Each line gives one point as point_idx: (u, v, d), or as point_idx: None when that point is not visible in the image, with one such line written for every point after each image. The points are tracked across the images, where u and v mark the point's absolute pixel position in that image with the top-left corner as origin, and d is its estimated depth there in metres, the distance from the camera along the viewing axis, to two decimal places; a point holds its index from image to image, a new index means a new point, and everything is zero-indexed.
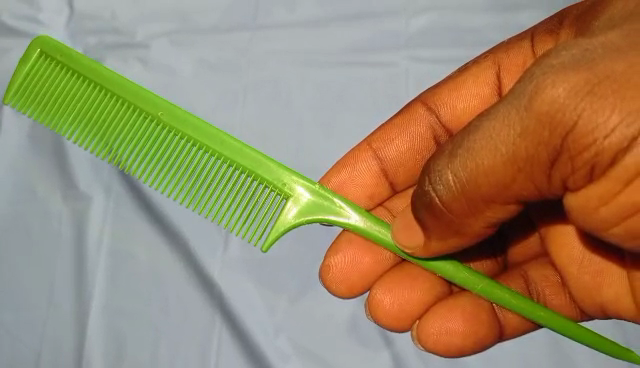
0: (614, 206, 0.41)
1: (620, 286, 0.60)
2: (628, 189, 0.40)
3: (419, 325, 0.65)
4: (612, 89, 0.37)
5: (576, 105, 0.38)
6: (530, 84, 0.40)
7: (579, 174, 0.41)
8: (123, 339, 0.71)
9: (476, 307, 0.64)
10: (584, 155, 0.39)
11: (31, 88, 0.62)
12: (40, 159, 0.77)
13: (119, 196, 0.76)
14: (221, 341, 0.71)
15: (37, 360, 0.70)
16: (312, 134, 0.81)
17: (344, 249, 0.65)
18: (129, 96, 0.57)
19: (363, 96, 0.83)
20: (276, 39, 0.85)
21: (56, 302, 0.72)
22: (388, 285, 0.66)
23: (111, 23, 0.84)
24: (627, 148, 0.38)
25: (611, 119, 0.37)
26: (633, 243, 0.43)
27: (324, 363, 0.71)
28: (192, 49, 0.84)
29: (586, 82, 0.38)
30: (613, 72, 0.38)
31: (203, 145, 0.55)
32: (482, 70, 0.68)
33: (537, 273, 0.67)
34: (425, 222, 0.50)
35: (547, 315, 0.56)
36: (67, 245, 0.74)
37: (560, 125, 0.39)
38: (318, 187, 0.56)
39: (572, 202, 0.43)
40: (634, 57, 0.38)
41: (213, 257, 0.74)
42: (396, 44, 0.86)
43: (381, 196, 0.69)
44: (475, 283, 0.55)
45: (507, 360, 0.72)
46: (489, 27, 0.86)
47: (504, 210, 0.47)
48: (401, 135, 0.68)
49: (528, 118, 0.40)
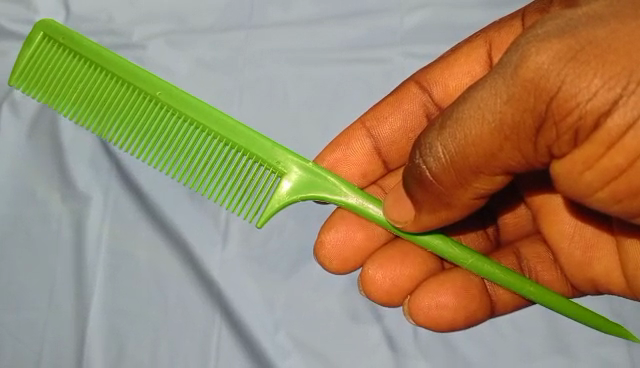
0: (596, 170, 0.42)
1: (609, 262, 0.63)
2: (610, 152, 0.41)
3: (410, 300, 0.67)
4: (593, 55, 0.39)
5: (559, 71, 0.40)
6: (516, 53, 0.42)
7: (563, 139, 0.42)
8: (123, 337, 0.71)
9: (466, 282, 0.66)
10: (568, 119, 0.41)
11: (34, 69, 0.62)
12: (39, 158, 0.78)
13: (117, 195, 0.77)
14: (221, 336, 0.72)
15: (38, 358, 0.70)
16: (309, 130, 0.82)
17: (337, 226, 0.68)
18: (128, 77, 0.58)
19: (359, 92, 0.84)
20: (272, 38, 0.85)
21: (55, 300, 0.72)
22: (381, 260, 0.68)
23: (108, 24, 0.85)
24: (609, 110, 0.39)
25: (593, 83, 0.39)
26: (617, 207, 0.45)
27: (324, 357, 0.71)
28: (189, 49, 0.85)
29: (569, 49, 0.40)
30: (593, 40, 0.40)
31: (200, 125, 0.57)
32: (472, 49, 0.70)
33: (528, 250, 0.69)
34: (416, 195, 0.51)
35: (538, 290, 0.57)
36: (65, 243, 0.74)
37: (545, 90, 0.40)
38: (311, 165, 0.57)
39: (557, 169, 0.44)
40: (616, 24, 0.40)
41: (211, 252, 0.75)
42: (391, 40, 0.87)
43: (376, 174, 0.72)
44: (466, 259, 0.57)
45: (504, 346, 0.72)
46: (482, 21, 0.87)
47: (492, 181, 0.48)
48: (394, 113, 0.70)
49: (514, 86, 0.42)
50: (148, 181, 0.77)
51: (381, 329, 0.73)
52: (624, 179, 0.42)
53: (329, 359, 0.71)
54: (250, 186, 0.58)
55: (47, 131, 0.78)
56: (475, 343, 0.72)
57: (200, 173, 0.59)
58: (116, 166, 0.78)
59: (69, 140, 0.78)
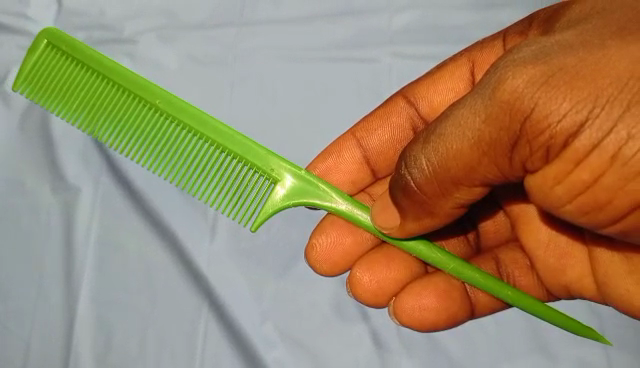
0: (566, 186, 0.44)
1: (581, 268, 0.65)
2: (577, 169, 0.43)
3: (395, 301, 0.69)
4: (564, 80, 0.41)
5: (532, 94, 0.41)
6: (494, 76, 0.44)
7: (536, 155, 0.44)
8: (110, 328, 0.72)
9: (448, 285, 0.68)
10: (540, 139, 0.42)
11: (40, 76, 0.65)
12: (30, 150, 0.78)
13: (107, 189, 0.78)
14: (208, 328, 0.73)
15: (27, 347, 0.71)
16: (297, 126, 0.83)
17: (326, 230, 0.69)
18: (128, 85, 0.60)
19: (347, 91, 0.85)
20: (261, 35, 0.87)
21: (44, 291, 0.73)
22: (367, 263, 0.69)
23: (100, 19, 0.86)
24: (576, 132, 0.41)
25: (562, 107, 0.41)
26: (584, 219, 0.47)
27: (308, 350, 0.73)
28: (180, 44, 0.86)
29: (543, 73, 0.42)
30: (563, 66, 0.42)
31: (196, 132, 0.58)
32: (456, 67, 0.72)
33: (507, 256, 0.72)
34: (401, 204, 0.54)
35: (515, 294, 0.59)
36: (56, 234, 0.75)
37: (519, 111, 0.42)
38: (303, 173, 0.59)
39: (532, 182, 0.47)
40: (583, 54, 0.42)
41: (199, 243, 0.76)
42: (379, 40, 0.88)
43: (364, 182, 0.73)
44: (446, 263, 0.58)
45: (485, 342, 0.74)
46: (469, 25, 0.89)
47: (472, 192, 0.50)
48: (383, 126, 0.73)
49: (492, 106, 0.44)
50: (139, 175, 0.78)
51: (366, 325, 0.74)
52: (591, 194, 0.44)
53: (313, 352, 0.72)
54: (245, 192, 0.60)
55: (39, 125, 0.79)
56: (457, 339, 0.74)
57: (196, 177, 0.61)
58: (107, 160, 0.79)
59: (61, 134, 0.79)
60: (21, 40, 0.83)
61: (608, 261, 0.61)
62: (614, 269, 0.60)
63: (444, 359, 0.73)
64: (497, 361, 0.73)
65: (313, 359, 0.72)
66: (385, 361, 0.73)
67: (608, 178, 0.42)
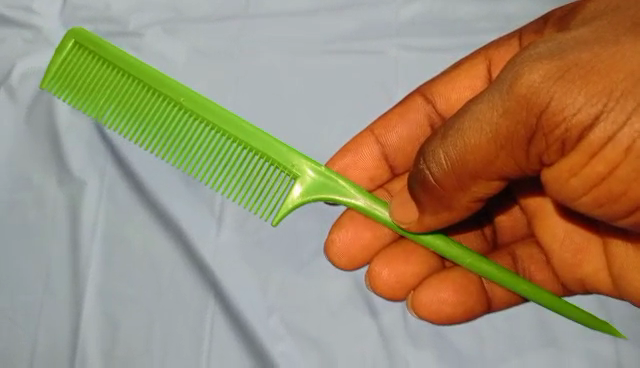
0: (581, 177, 0.47)
1: (598, 263, 0.66)
2: (592, 161, 0.46)
3: (413, 295, 0.73)
4: (578, 76, 0.44)
5: (549, 89, 0.45)
6: (511, 73, 0.47)
7: (552, 148, 0.47)
8: (117, 322, 0.72)
9: (463, 279, 0.73)
10: (556, 132, 0.46)
11: (68, 75, 0.67)
12: (36, 144, 0.78)
13: (113, 183, 0.78)
14: (214, 321, 0.73)
15: (34, 342, 0.71)
16: (303, 119, 0.83)
17: (347, 227, 0.73)
18: (154, 84, 0.62)
19: (354, 83, 0.85)
20: (266, 28, 0.86)
21: (51, 285, 0.73)
22: (387, 259, 0.74)
23: (105, 12, 0.86)
24: (591, 125, 0.44)
25: (577, 100, 0.44)
26: (599, 210, 0.50)
27: (315, 344, 0.72)
28: (185, 37, 0.85)
29: (559, 69, 0.45)
30: (578, 62, 0.45)
31: (221, 130, 0.60)
32: (473, 65, 0.73)
33: (523, 251, 0.72)
34: (420, 197, 0.57)
35: (532, 289, 0.61)
36: (62, 229, 0.75)
37: (536, 105, 0.45)
38: (323, 169, 0.61)
39: (548, 175, 0.50)
40: (597, 49, 0.45)
41: (205, 237, 0.75)
42: (386, 32, 0.87)
43: (382, 178, 0.75)
44: (465, 257, 0.60)
45: (494, 338, 0.73)
46: (474, 17, 0.88)
47: (490, 185, 0.53)
48: (402, 123, 0.73)
49: (509, 100, 0.47)
50: (144, 170, 0.77)
51: (373, 319, 0.74)
52: (606, 185, 0.47)
53: (319, 346, 0.72)
54: (267, 187, 0.62)
55: (45, 119, 0.79)
56: (466, 334, 0.73)
57: (220, 173, 0.63)
58: (112, 153, 0.78)
59: (66, 128, 0.78)
60: (27, 34, 0.84)
61: (623, 255, 0.63)
62: (632, 263, 0.62)
63: (453, 355, 0.72)
64: (505, 354, 0.72)
65: (322, 353, 0.72)
66: (392, 355, 0.73)
67: (621, 170, 0.45)
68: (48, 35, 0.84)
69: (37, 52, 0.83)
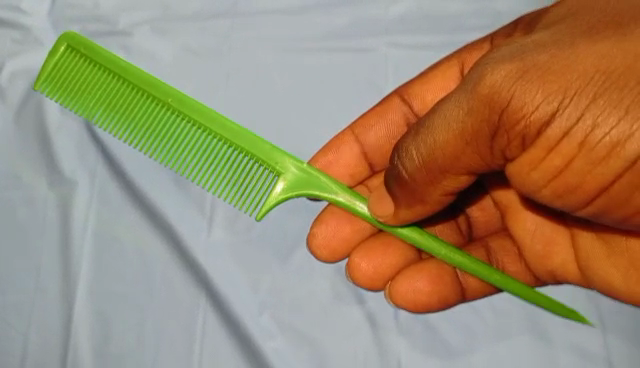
0: (542, 170, 0.48)
1: (566, 255, 0.68)
2: (551, 154, 0.47)
3: (390, 285, 0.73)
4: (536, 76, 0.45)
5: (509, 88, 0.46)
6: (477, 73, 0.48)
7: (513, 144, 0.48)
8: (108, 321, 0.71)
9: (438, 270, 0.73)
10: (516, 128, 0.47)
11: (59, 77, 0.66)
12: (26, 144, 0.78)
13: (103, 181, 0.78)
14: (206, 318, 0.73)
15: (25, 340, 0.71)
16: (294, 117, 0.83)
17: (327, 221, 0.74)
18: (144, 85, 0.62)
19: (343, 80, 0.85)
20: (255, 26, 0.87)
21: (41, 283, 0.73)
22: (365, 251, 0.74)
23: (94, 11, 0.86)
24: (548, 122, 0.45)
25: (536, 98, 0.45)
26: (558, 202, 0.50)
27: (307, 340, 0.72)
28: (175, 36, 0.85)
29: (519, 69, 0.46)
30: (537, 63, 0.46)
31: (207, 129, 0.61)
32: (447, 67, 0.73)
33: (497, 245, 0.73)
34: (395, 192, 0.58)
35: (503, 278, 0.61)
36: (53, 228, 0.75)
37: (497, 103, 0.47)
38: (305, 166, 0.61)
39: (512, 170, 0.51)
40: (555, 51, 0.46)
41: (195, 234, 0.75)
42: (375, 30, 0.88)
43: (361, 176, 0.75)
44: (439, 249, 0.61)
45: (483, 329, 0.73)
46: (463, 14, 0.89)
47: (459, 181, 0.55)
48: (380, 122, 0.73)
49: (473, 99, 0.48)
50: (134, 169, 0.78)
51: (364, 314, 0.74)
52: (562, 178, 0.48)
53: (311, 342, 0.72)
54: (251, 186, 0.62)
55: (35, 118, 0.79)
56: (454, 326, 0.73)
57: (206, 172, 0.63)
58: (102, 152, 0.79)
59: (56, 129, 0.79)
60: (16, 34, 0.84)
61: (589, 246, 0.65)
62: (596, 253, 0.64)
63: (441, 347, 0.72)
64: (496, 348, 0.72)
65: (313, 349, 0.72)
66: (383, 350, 0.72)
67: (577, 163, 0.46)
68: (38, 35, 0.84)
69: (26, 52, 0.83)
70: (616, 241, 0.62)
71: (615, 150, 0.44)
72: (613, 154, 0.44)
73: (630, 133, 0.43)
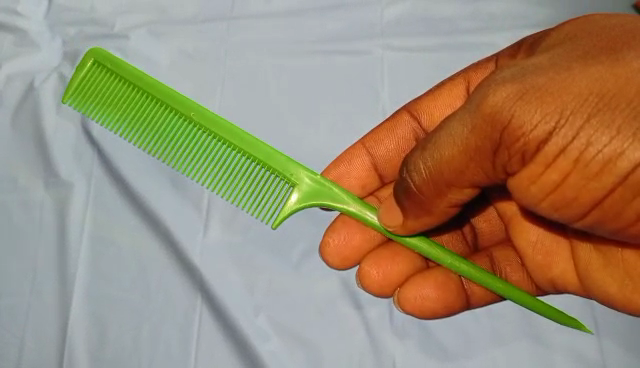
0: (540, 185, 0.50)
1: (565, 265, 0.68)
2: (548, 170, 0.48)
3: (399, 293, 0.72)
4: (535, 97, 0.46)
5: (510, 107, 0.47)
6: (481, 93, 0.49)
7: (514, 160, 0.49)
8: (105, 323, 0.71)
9: (446, 278, 0.72)
10: (517, 144, 0.48)
11: (85, 91, 0.67)
12: (23, 147, 0.79)
13: (100, 184, 0.78)
14: (202, 320, 0.72)
15: (21, 343, 0.70)
16: (290, 119, 0.83)
17: (338, 229, 0.72)
18: (167, 100, 0.63)
19: (339, 82, 0.86)
20: (252, 29, 0.87)
21: (37, 286, 0.73)
22: (374, 259, 0.72)
23: (91, 14, 0.87)
24: (546, 140, 0.46)
25: (534, 117, 0.46)
26: (556, 214, 0.52)
27: (304, 342, 0.72)
28: (171, 39, 0.86)
29: (519, 90, 0.47)
30: (536, 84, 0.47)
31: (229, 143, 0.61)
32: (454, 85, 0.73)
33: (499, 253, 0.74)
34: (403, 202, 0.59)
35: (506, 286, 0.62)
36: (49, 231, 0.75)
37: (499, 122, 0.47)
38: (319, 178, 0.62)
39: (513, 183, 0.52)
40: (552, 74, 0.47)
41: (192, 237, 0.75)
42: (370, 32, 0.89)
43: (373, 187, 0.75)
44: (444, 258, 0.62)
45: (478, 333, 0.73)
46: (458, 16, 0.90)
47: (463, 193, 0.55)
48: (389, 137, 0.74)
49: (476, 118, 0.49)
50: (131, 172, 0.78)
51: (360, 318, 0.74)
52: (560, 191, 0.49)
53: (308, 344, 0.72)
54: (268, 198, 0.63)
55: (32, 121, 0.80)
56: (449, 330, 0.73)
57: (225, 183, 0.64)
58: (98, 156, 0.79)
59: (53, 132, 0.79)
60: (11, 36, 0.84)
61: (588, 258, 0.65)
62: (593, 264, 0.64)
63: (437, 350, 0.72)
64: (492, 352, 0.72)
65: (310, 352, 0.71)
66: (380, 353, 0.72)
67: (573, 178, 0.47)
68: (34, 38, 0.84)
69: (23, 55, 0.83)
70: (612, 252, 0.62)
71: (608, 167, 0.46)
72: (607, 170, 0.46)
73: (621, 151, 0.45)
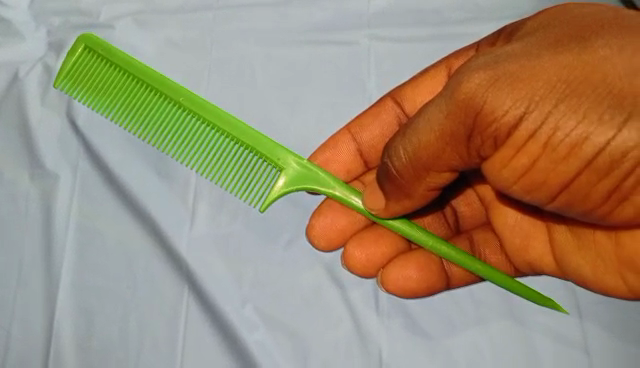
0: (511, 169, 0.51)
1: (543, 248, 0.68)
2: (519, 153, 0.49)
3: (383, 274, 0.72)
4: (507, 83, 0.48)
5: (483, 93, 0.48)
6: (455, 80, 0.50)
7: (486, 144, 0.51)
8: (91, 314, 0.71)
9: (428, 258, 0.72)
10: (489, 130, 0.49)
11: (78, 76, 0.66)
12: (8, 138, 0.78)
13: (85, 174, 0.78)
14: (188, 310, 0.72)
15: (7, 334, 0.70)
16: (276, 109, 0.83)
17: (325, 213, 0.73)
18: (157, 85, 0.63)
19: (326, 72, 0.86)
20: (238, 19, 0.87)
21: (23, 277, 0.72)
22: (359, 241, 0.73)
23: (76, 4, 0.86)
24: (516, 125, 0.48)
25: (506, 102, 0.47)
26: (528, 198, 0.53)
27: (291, 332, 0.72)
28: (157, 29, 0.86)
29: (491, 77, 0.48)
30: (508, 71, 0.48)
31: (218, 128, 0.62)
32: (436, 73, 0.73)
33: (480, 236, 0.75)
34: (386, 186, 0.60)
35: (485, 268, 0.63)
36: (34, 222, 0.75)
37: (472, 108, 0.49)
38: (306, 163, 0.63)
39: (488, 169, 0.53)
40: (524, 61, 0.49)
41: (179, 227, 0.75)
42: (357, 23, 0.89)
43: (358, 172, 0.75)
44: (425, 240, 0.62)
45: (463, 319, 0.73)
46: (444, 7, 0.90)
47: (441, 177, 0.57)
48: (373, 123, 0.74)
49: (452, 104, 0.50)
50: (117, 162, 0.78)
51: (346, 307, 0.74)
52: (529, 175, 0.51)
53: (295, 334, 0.72)
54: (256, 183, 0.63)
55: (17, 113, 0.80)
56: (434, 316, 0.74)
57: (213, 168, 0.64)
58: (84, 146, 0.79)
59: (38, 123, 0.79)
60: None
61: (563, 241, 0.66)
62: (569, 246, 0.65)
63: (422, 335, 0.73)
64: (477, 340, 0.72)
65: (296, 341, 0.72)
66: (366, 342, 0.72)
67: (542, 161, 0.49)
68: (19, 27, 0.84)
69: (8, 45, 0.83)
70: (586, 234, 0.63)
71: (575, 151, 0.47)
72: (573, 154, 0.48)
73: (587, 135, 0.46)
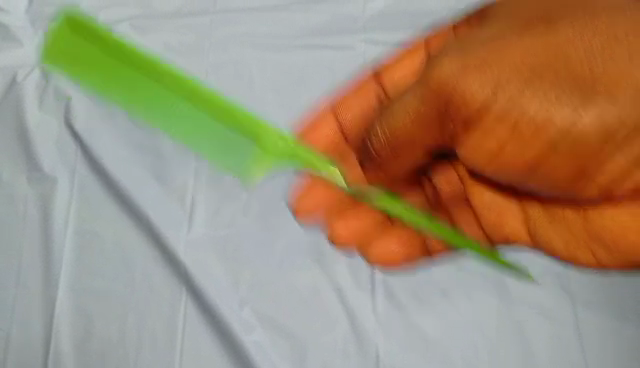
0: (483, 138, 0.58)
1: (515, 222, 0.74)
2: (484, 125, 0.57)
3: (362, 246, 0.77)
4: (476, 66, 0.55)
5: (460, 77, 0.55)
6: (434, 66, 0.57)
7: (462, 117, 0.57)
8: (90, 315, 0.71)
9: (411, 237, 0.77)
10: (464, 109, 0.56)
11: None
12: (7, 142, 0.79)
13: (83, 178, 0.78)
14: (187, 312, 0.72)
15: (6, 335, 0.70)
16: (273, 113, 0.84)
17: (306, 192, 0.77)
18: None
19: (322, 76, 0.87)
20: (235, 23, 0.89)
21: (22, 280, 0.73)
22: (340, 216, 0.78)
23: (73, 8, 0.88)
24: (488, 105, 0.55)
25: (476, 86, 0.55)
26: (495, 165, 0.61)
27: (287, 333, 0.72)
28: (155, 33, 0.87)
29: (463, 65, 0.56)
30: (479, 57, 0.55)
31: None
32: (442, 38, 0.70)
33: (459, 214, 0.75)
34: (380, 156, 0.62)
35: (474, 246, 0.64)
36: (33, 225, 0.76)
37: (448, 89, 0.56)
38: None
39: (466, 143, 0.60)
40: (487, 49, 0.56)
41: (177, 230, 0.76)
42: (354, 26, 0.90)
43: None
44: (404, 213, 0.54)
45: (460, 322, 0.73)
46: (441, 9, 0.91)
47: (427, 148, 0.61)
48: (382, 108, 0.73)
49: (429, 88, 0.57)
50: (115, 166, 0.78)
51: (343, 308, 0.74)
52: (491, 147, 0.59)
53: (291, 335, 0.72)
54: None
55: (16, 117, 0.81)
56: (432, 319, 0.73)
57: None
58: (81, 150, 0.80)
59: (37, 127, 0.80)
60: None
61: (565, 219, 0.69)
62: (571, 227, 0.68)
63: (418, 338, 0.72)
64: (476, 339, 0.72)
65: (293, 342, 0.71)
66: (361, 343, 0.72)
67: (502, 133, 0.57)
68: (16, 32, 0.86)
69: (8, 50, 0.84)
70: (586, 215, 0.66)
71: (537, 127, 0.55)
72: (536, 130, 0.55)
73: (547, 111, 0.54)
